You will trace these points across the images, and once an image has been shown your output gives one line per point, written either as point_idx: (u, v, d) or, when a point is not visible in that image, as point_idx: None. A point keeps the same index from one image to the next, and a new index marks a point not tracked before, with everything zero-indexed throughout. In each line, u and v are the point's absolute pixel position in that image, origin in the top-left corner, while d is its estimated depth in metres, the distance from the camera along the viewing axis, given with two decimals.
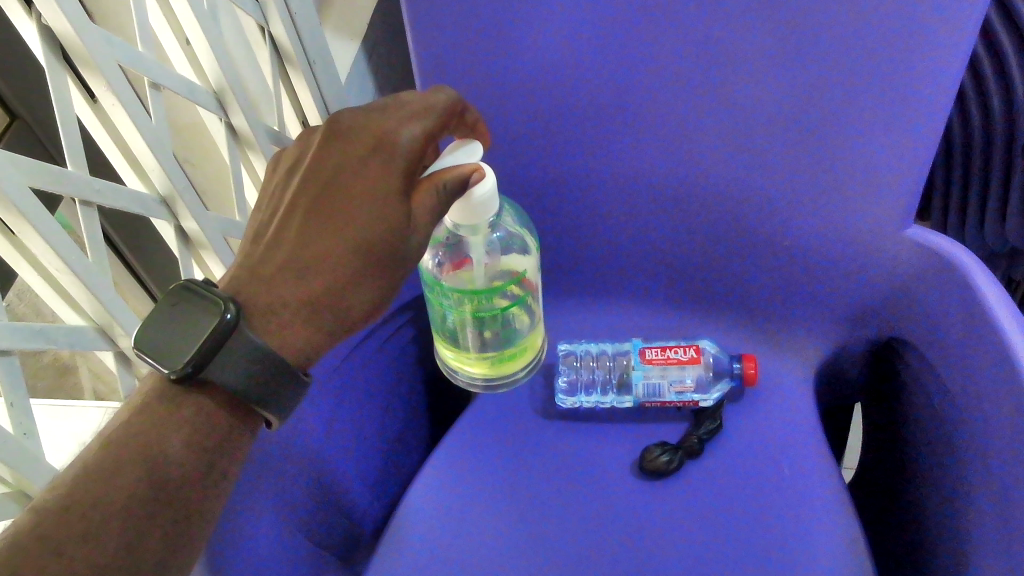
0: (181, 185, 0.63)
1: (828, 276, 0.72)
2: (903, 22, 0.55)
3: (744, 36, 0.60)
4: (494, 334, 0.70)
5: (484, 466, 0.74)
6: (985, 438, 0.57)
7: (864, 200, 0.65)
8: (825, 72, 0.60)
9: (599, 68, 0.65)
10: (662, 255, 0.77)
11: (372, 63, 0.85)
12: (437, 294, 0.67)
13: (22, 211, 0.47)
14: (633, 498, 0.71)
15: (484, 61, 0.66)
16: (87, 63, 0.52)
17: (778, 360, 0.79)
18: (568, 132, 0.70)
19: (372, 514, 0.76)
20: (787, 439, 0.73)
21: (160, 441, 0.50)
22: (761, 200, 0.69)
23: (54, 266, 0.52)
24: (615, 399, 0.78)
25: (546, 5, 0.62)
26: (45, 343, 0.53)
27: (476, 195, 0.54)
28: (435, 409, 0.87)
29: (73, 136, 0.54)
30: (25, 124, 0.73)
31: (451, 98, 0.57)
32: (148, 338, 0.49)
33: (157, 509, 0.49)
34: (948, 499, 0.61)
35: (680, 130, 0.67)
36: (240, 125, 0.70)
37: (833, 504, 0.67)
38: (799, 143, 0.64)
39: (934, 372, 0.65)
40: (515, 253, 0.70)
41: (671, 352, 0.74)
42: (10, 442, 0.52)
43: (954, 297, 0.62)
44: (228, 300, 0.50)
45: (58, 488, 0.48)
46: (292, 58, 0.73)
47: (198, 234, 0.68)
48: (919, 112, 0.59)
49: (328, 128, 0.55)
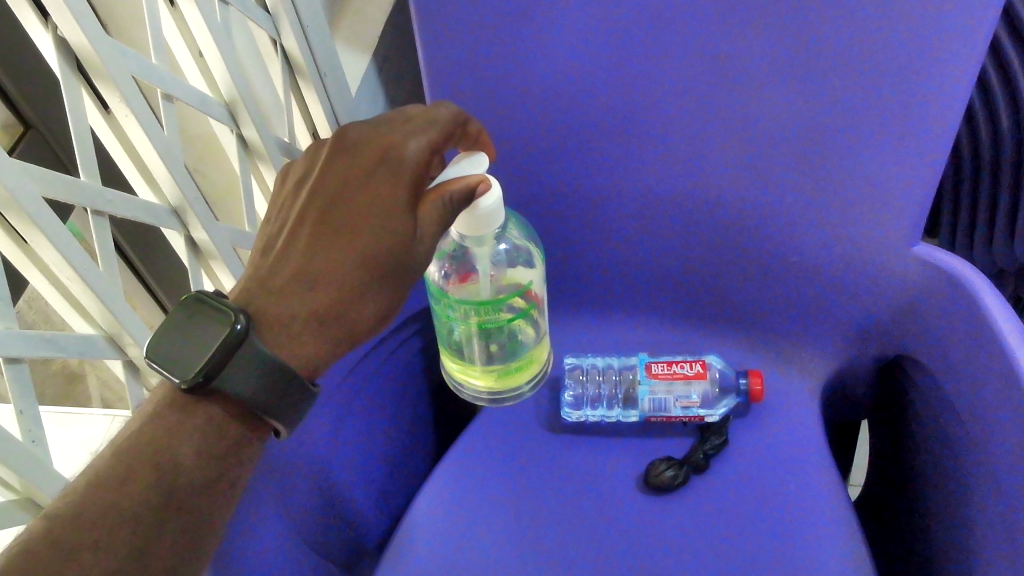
0: (192, 195, 0.63)
1: (835, 292, 0.72)
2: (910, 42, 0.56)
3: (751, 53, 0.60)
4: (500, 347, 0.72)
5: (489, 479, 0.74)
6: (991, 458, 0.57)
7: (872, 218, 0.66)
8: (835, 90, 0.60)
9: (609, 84, 0.65)
10: (670, 270, 0.77)
11: (382, 76, 0.85)
12: (444, 305, 0.67)
13: (35, 222, 0.48)
14: (639, 513, 0.70)
15: (493, 75, 0.66)
16: (101, 74, 0.53)
17: (785, 376, 0.79)
18: (577, 148, 0.70)
19: (377, 525, 0.76)
20: (793, 453, 0.73)
21: (172, 449, 0.50)
22: (768, 216, 0.69)
23: (65, 275, 0.53)
24: (621, 413, 0.78)
25: (555, 22, 0.62)
26: (56, 350, 0.53)
27: (482, 206, 0.55)
28: (441, 420, 0.87)
29: (87, 148, 0.55)
30: (38, 135, 0.73)
31: (454, 112, 0.58)
32: (161, 350, 0.50)
33: (168, 517, 0.49)
34: (955, 516, 0.61)
35: (688, 145, 0.67)
36: (251, 137, 0.70)
37: (840, 521, 0.67)
38: (806, 159, 0.64)
39: (941, 391, 0.65)
40: (521, 267, 0.70)
41: (677, 367, 0.74)
42: (22, 452, 0.52)
43: (962, 316, 0.62)
44: (238, 311, 0.50)
45: (70, 496, 0.48)
46: (303, 70, 0.73)
47: (207, 245, 0.68)
48: (925, 130, 0.59)
49: (335, 142, 0.56)
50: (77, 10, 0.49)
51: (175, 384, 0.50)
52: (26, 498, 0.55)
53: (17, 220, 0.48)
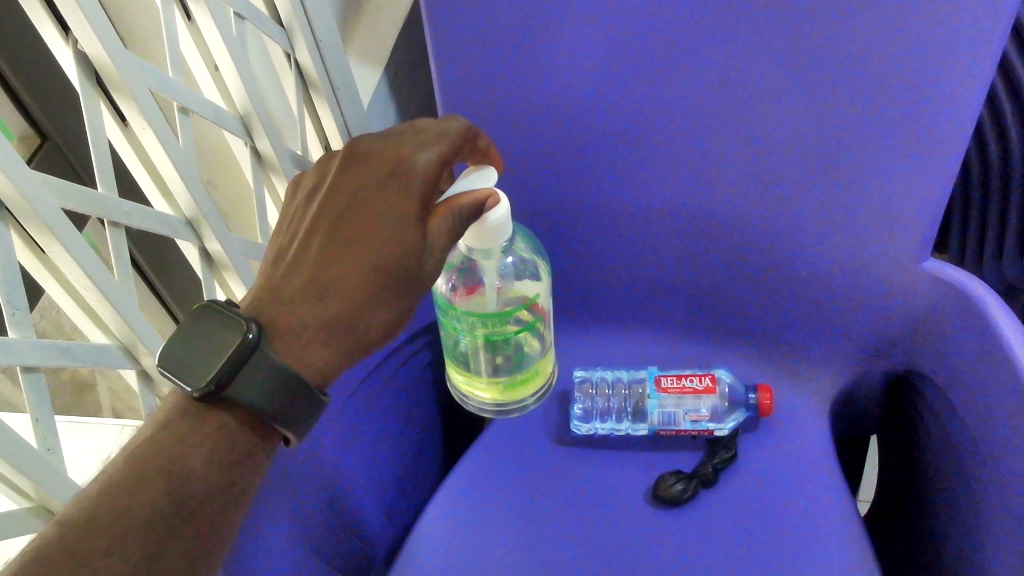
0: (206, 207, 0.64)
1: (844, 307, 0.72)
2: (918, 58, 0.56)
3: (761, 68, 0.61)
4: (506, 360, 0.72)
5: (498, 491, 0.74)
6: (1002, 473, 0.57)
7: (881, 233, 0.66)
8: (844, 106, 0.60)
9: (619, 99, 0.66)
10: (679, 283, 0.78)
11: (393, 90, 0.86)
12: (450, 317, 0.67)
13: (53, 231, 0.48)
14: (648, 525, 0.70)
15: (505, 89, 0.67)
16: (119, 87, 0.53)
17: (793, 391, 0.79)
18: (589, 161, 0.70)
19: (386, 537, 0.76)
20: (800, 466, 0.73)
21: (182, 457, 0.50)
22: (778, 230, 0.69)
23: (83, 285, 0.53)
24: (630, 426, 0.78)
25: (566, 37, 0.63)
26: (71, 360, 0.54)
27: (491, 220, 0.55)
28: (450, 433, 0.87)
29: (105, 159, 0.55)
30: (55, 145, 0.75)
31: (463, 125, 0.58)
32: (174, 358, 0.50)
33: (179, 526, 0.50)
34: (964, 531, 0.61)
35: (698, 159, 0.67)
36: (265, 148, 0.71)
37: (847, 537, 0.67)
38: (816, 174, 0.65)
39: (950, 406, 0.65)
40: (527, 280, 0.70)
41: (686, 381, 0.74)
42: (38, 460, 0.52)
43: (971, 331, 0.62)
44: (250, 320, 0.51)
45: (84, 503, 0.48)
46: (317, 85, 0.74)
47: (221, 255, 0.69)
48: (934, 145, 0.60)
49: (346, 153, 0.56)
50: (97, 24, 0.49)
51: (187, 393, 0.51)
52: (39, 506, 0.56)
53: (35, 231, 0.49)
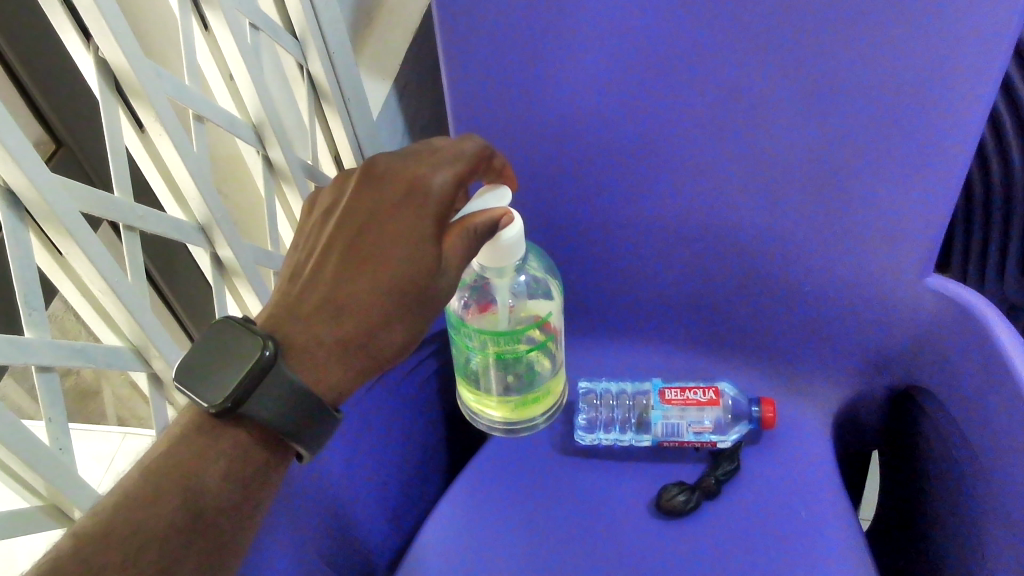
0: (218, 213, 0.64)
1: (849, 323, 0.73)
2: (921, 77, 0.57)
3: (766, 86, 0.62)
4: (518, 377, 0.74)
5: (503, 502, 0.75)
6: (1004, 490, 0.57)
7: (884, 251, 0.67)
8: (847, 124, 0.61)
9: (627, 116, 0.66)
10: (685, 296, 0.78)
11: (403, 102, 0.87)
12: (462, 335, 0.69)
13: (70, 232, 0.49)
14: (652, 537, 0.71)
15: (515, 103, 0.68)
16: (138, 94, 0.54)
17: (798, 406, 0.79)
18: (597, 176, 0.71)
19: (389, 546, 0.76)
20: (803, 481, 0.73)
21: (198, 471, 0.51)
22: (783, 246, 0.70)
23: (97, 287, 0.54)
24: (634, 437, 0.78)
25: (576, 53, 0.64)
26: (86, 362, 0.54)
27: (504, 238, 0.57)
28: (455, 443, 0.87)
29: (121, 163, 0.56)
30: (69, 151, 0.76)
31: (480, 145, 0.59)
32: (191, 376, 0.51)
33: (192, 538, 0.50)
34: (966, 548, 0.62)
35: (705, 175, 0.68)
36: (277, 158, 0.72)
37: (849, 552, 0.67)
38: (820, 194, 0.66)
39: (953, 423, 0.65)
40: (540, 298, 0.71)
41: (691, 393, 0.75)
42: (52, 460, 0.53)
43: (976, 347, 0.62)
44: (268, 337, 0.51)
45: (100, 511, 0.49)
46: (328, 95, 0.75)
47: (233, 262, 0.69)
48: (935, 161, 0.61)
49: (364, 171, 0.57)
50: (117, 31, 0.50)
51: (202, 409, 0.51)
52: (52, 505, 0.56)
53: (53, 232, 0.50)
